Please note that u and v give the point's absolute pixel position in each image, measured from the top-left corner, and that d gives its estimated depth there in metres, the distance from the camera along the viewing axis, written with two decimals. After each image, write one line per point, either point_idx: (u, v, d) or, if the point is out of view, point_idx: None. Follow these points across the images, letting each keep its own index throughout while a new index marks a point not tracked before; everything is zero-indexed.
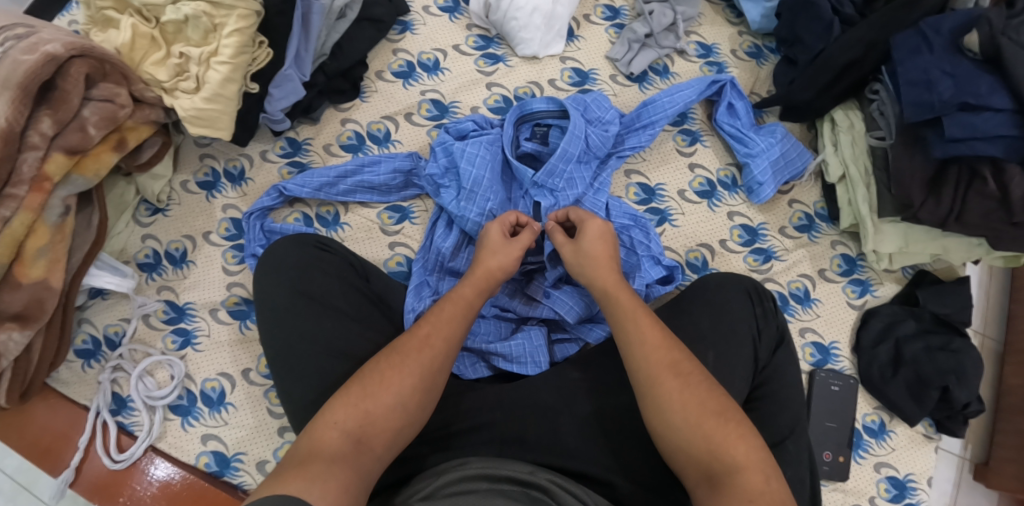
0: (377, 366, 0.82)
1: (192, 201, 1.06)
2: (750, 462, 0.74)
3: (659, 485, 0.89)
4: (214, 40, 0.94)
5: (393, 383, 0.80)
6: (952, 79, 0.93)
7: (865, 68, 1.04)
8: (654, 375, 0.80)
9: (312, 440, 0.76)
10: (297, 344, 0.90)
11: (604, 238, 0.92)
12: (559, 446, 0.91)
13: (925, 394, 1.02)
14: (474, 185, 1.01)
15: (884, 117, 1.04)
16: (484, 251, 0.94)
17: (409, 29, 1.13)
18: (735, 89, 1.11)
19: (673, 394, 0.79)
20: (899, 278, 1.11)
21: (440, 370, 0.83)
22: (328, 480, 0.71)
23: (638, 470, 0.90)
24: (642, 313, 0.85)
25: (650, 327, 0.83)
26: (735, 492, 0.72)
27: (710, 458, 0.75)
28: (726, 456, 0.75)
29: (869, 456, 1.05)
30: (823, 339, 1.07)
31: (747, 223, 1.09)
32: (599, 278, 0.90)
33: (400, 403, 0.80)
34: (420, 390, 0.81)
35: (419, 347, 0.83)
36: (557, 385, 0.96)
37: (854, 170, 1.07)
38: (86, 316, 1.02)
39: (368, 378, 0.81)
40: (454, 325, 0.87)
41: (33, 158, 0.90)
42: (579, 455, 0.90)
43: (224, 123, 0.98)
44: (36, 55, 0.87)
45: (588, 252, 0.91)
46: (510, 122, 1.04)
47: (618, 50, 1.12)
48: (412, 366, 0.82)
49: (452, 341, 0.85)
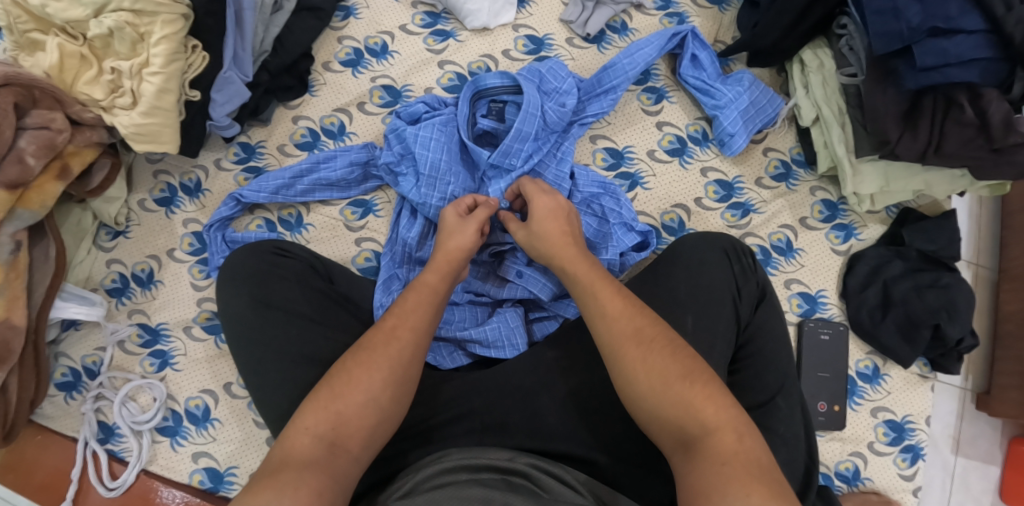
0: (348, 365, 0.80)
1: (151, 219, 1.03)
2: (722, 423, 0.72)
3: (646, 460, 0.89)
4: (143, 50, 0.91)
5: (362, 381, 0.78)
6: (920, 5, 0.88)
7: (831, 2, 0.98)
8: (619, 345, 0.78)
9: (284, 447, 0.74)
10: (264, 353, 0.89)
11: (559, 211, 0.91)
12: (541, 428, 0.90)
13: (917, 334, 1.01)
14: (429, 172, 0.99)
15: (853, 52, 0.99)
16: (443, 234, 0.93)
17: (352, 14, 1.08)
18: (697, 40, 1.05)
19: (636, 364, 0.76)
20: (883, 219, 1.07)
21: (411, 360, 0.81)
22: (299, 488, 0.69)
23: (623, 445, 0.89)
24: (602, 286, 0.83)
25: (611, 297, 0.82)
26: (707, 457, 0.70)
27: (680, 424, 0.73)
28: (696, 419, 0.72)
29: (865, 402, 1.03)
30: (810, 288, 1.05)
31: (722, 179, 1.06)
32: (557, 251, 0.89)
33: (372, 401, 0.78)
34: (391, 384, 0.79)
35: (387, 340, 0.81)
36: (536, 366, 0.94)
37: (827, 111, 1.03)
38: (61, 350, 1.00)
39: (337, 379, 0.79)
40: (420, 313, 0.85)
41: None
42: (562, 436, 0.89)
43: (167, 136, 0.94)
44: None
45: (540, 232, 0.90)
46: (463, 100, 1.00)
47: (571, 12, 1.06)
48: (381, 360, 0.80)
49: (419, 330, 0.83)
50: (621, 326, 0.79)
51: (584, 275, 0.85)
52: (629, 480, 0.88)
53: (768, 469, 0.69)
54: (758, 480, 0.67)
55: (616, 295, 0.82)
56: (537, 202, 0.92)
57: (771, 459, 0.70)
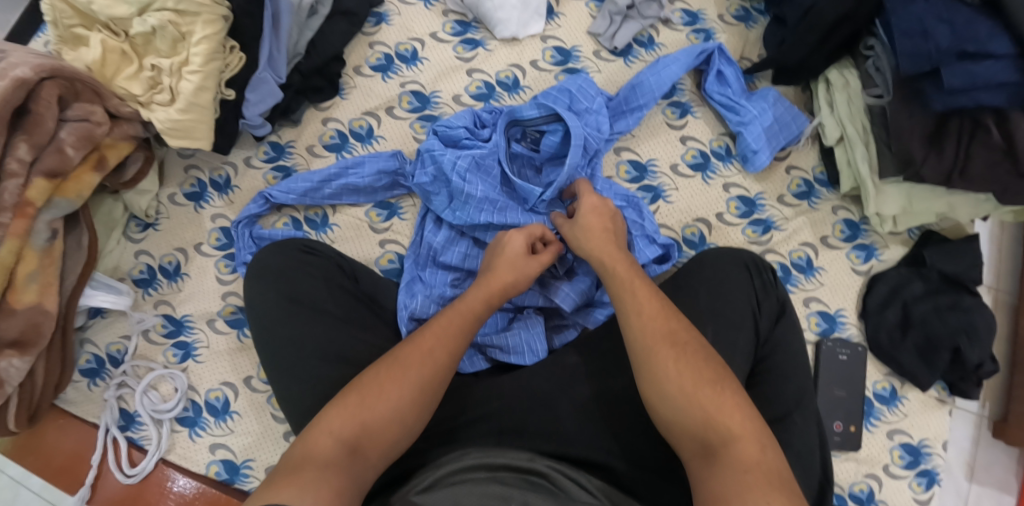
0: (380, 375, 0.80)
1: (180, 213, 1.06)
2: (745, 432, 0.71)
3: (665, 470, 0.89)
4: (184, 49, 0.94)
5: (390, 394, 0.79)
6: (949, 27, 0.88)
7: (858, 23, 0.99)
8: (648, 348, 0.77)
9: (306, 446, 0.74)
10: (292, 354, 0.90)
11: (604, 212, 0.92)
12: (559, 433, 0.90)
13: (935, 356, 1.00)
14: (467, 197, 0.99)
15: (880, 73, 1.00)
16: (501, 260, 0.91)
17: (384, 20, 1.10)
18: (724, 56, 1.07)
19: (667, 365, 0.75)
20: (905, 240, 1.07)
21: (440, 383, 0.81)
22: (320, 489, 0.69)
23: (645, 454, 0.89)
24: (639, 284, 0.82)
25: (648, 297, 0.81)
26: (728, 464, 0.69)
27: (699, 430, 0.72)
28: (720, 426, 0.71)
29: (881, 424, 1.02)
30: (829, 307, 1.04)
31: (744, 194, 1.06)
32: (596, 251, 0.88)
33: (398, 416, 0.78)
34: (418, 403, 0.79)
35: (419, 357, 0.81)
36: (556, 369, 0.95)
37: (852, 130, 1.03)
38: (86, 336, 1.02)
39: (367, 387, 0.79)
40: (457, 338, 0.84)
41: (14, 186, 0.90)
42: (581, 442, 0.89)
43: (201, 133, 0.97)
44: (5, 81, 0.87)
45: (583, 226, 0.91)
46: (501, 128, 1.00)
47: (599, 25, 1.08)
48: (413, 379, 0.80)
49: (454, 354, 0.83)
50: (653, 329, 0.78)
51: (623, 285, 0.83)
52: (648, 489, 0.87)
53: (786, 478, 0.68)
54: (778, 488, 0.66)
55: (651, 299, 0.81)
56: (585, 198, 0.93)
57: (791, 473, 0.69)
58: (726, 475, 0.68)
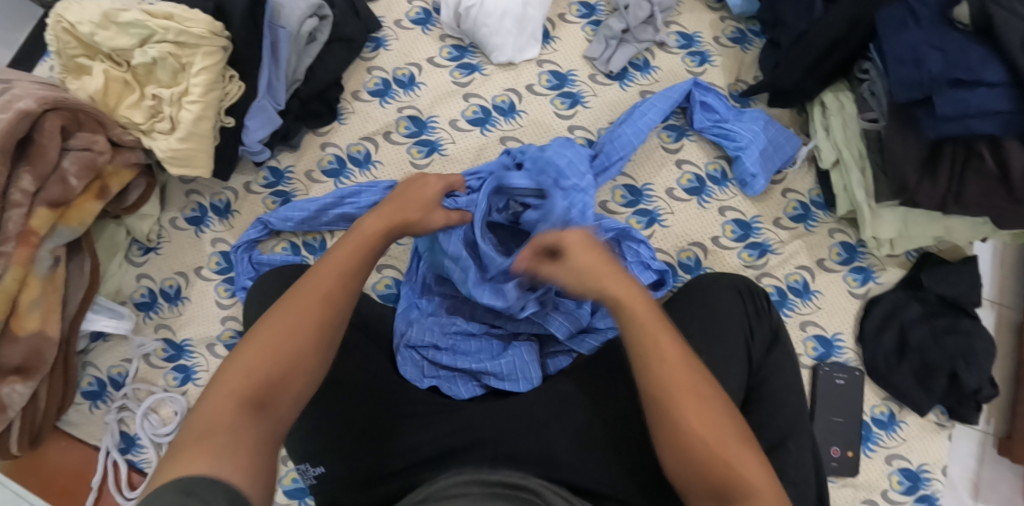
0: (276, 315, 0.72)
1: (181, 237, 1.07)
2: (763, 488, 0.68)
3: (656, 491, 0.88)
4: (184, 79, 0.96)
5: (292, 329, 0.71)
6: (942, 54, 0.88)
7: (851, 47, 0.99)
8: (671, 397, 0.70)
9: (204, 409, 0.67)
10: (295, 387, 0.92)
11: (591, 246, 0.74)
12: (552, 462, 0.89)
13: (932, 380, 1.00)
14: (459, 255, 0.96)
15: (875, 97, 1.00)
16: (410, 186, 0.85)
17: (382, 45, 1.11)
18: (702, 88, 1.07)
19: (692, 417, 0.70)
20: (903, 263, 1.06)
21: (340, 316, 0.74)
22: (229, 466, 0.64)
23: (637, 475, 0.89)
24: (656, 327, 0.72)
25: (669, 343, 0.72)
26: None
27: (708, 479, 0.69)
28: (738, 480, 0.68)
29: (879, 449, 1.02)
30: (825, 331, 1.04)
31: (740, 218, 1.06)
32: (604, 288, 0.73)
33: (300, 351, 0.71)
34: (321, 346, 0.72)
35: (306, 296, 0.72)
36: (549, 397, 0.93)
37: (847, 154, 1.03)
38: (89, 359, 1.04)
39: (265, 334, 0.71)
40: (355, 266, 0.76)
41: (17, 215, 0.91)
42: (575, 470, 0.88)
43: (201, 160, 0.98)
44: (9, 113, 0.89)
45: (579, 266, 0.74)
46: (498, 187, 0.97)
47: (595, 49, 1.09)
48: (311, 322, 0.72)
49: (353, 275, 0.75)
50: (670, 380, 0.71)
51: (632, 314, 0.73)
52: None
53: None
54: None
55: (659, 334, 0.72)
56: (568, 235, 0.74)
57: None
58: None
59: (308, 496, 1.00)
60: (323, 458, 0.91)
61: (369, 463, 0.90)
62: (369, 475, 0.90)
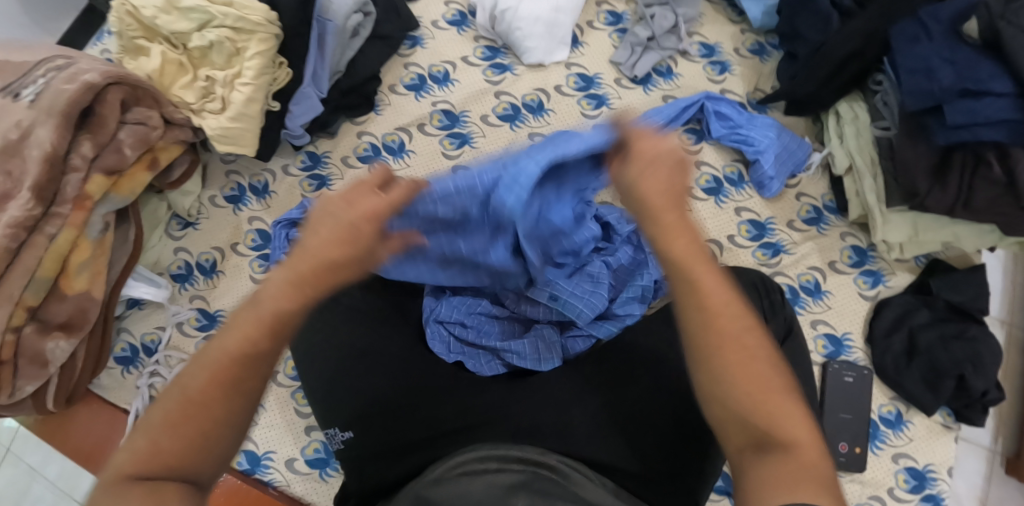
0: (189, 395, 0.64)
1: (220, 214, 1.12)
2: (804, 441, 0.65)
3: (675, 473, 0.89)
4: (237, 63, 1.02)
5: (209, 407, 0.64)
6: (952, 66, 0.94)
7: (867, 60, 1.05)
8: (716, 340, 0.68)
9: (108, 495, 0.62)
10: (334, 360, 0.96)
11: (670, 158, 0.72)
12: (571, 436, 0.91)
13: (941, 384, 1.02)
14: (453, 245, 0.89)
15: (887, 107, 1.05)
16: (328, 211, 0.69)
17: (419, 43, 1.18)
18: (712, 99, 1.12)
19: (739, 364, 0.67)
20: (912, 268, 1.10)
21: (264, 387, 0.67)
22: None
23: (655, 458, 0.90)
24: (701, 268, 0.70)
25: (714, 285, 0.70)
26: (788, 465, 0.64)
27: (744, 426, 0.67)
28: (779, 429, 0.66)
29: (887, 447, 1.04)
30: (836, 330, 1.07)
31: (755, 218, 1.10)
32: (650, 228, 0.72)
33: (208, 438, 0.65)
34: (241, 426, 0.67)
35: (207, 380, 0.65)
36: (569, 380, 0.97)
37: (860, 161, 1.08)
38: (124, 325, 1.08)
39: (175, 413, 0.64)
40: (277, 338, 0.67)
41: (75, 180, 0.95)
42: (592, 447, 0.90)
43: (247, 140, 1.04)
44: (76, 84, 0.94)
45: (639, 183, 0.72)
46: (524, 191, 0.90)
47: (621, 55, 1.15)
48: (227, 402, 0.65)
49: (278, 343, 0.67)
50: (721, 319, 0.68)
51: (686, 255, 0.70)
52: (653, 491, 0.88)
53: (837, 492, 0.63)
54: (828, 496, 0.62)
55: (715, 285, 0.69)
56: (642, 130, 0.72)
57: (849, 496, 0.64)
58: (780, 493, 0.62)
59: (330, 467, 1.03)
60: (353, 425, 0.93)
61: (396, 434, 0.92)
62: (394, 445, 0.92)
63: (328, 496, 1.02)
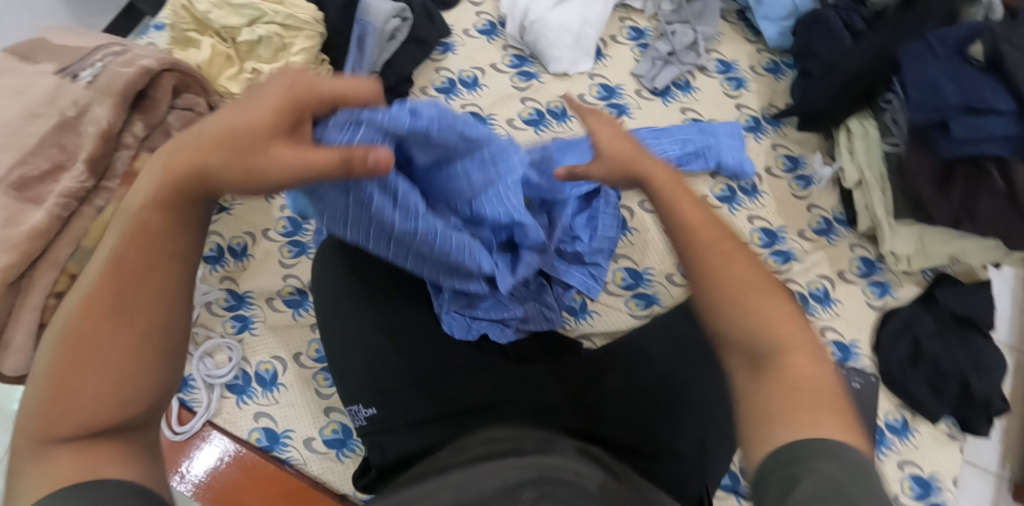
0: (69, 328, 0.64)
1: (253, 201, 1.18)
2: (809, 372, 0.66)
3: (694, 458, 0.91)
4: (283, 57, 1.09)
5: (89, 332, 0.63)
6: (956, 84, 0.98)
7: (876, 78, 1.09)
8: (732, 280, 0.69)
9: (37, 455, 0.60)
10: (356, 335, 0.97)
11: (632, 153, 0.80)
12: (590, 414, 0.94)
13: (944, 388, 1.05)
14: (353, 212, 0.82)
15: (897, 125, 1.11)
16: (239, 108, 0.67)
17: (450, 49, 1.23)
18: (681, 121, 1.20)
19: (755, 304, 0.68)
20: (919, 281, 1.13)
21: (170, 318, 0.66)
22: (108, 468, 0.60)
23: (671, 441, 0.92)
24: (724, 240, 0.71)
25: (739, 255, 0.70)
26: (779, 381, 0.65)
27: (767, 349, 0.66)
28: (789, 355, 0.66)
29: (892, 453, 1.04)
30: (843, 338, 1.09)
31: (767, 227, 1.14)
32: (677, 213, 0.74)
33: (125, 384, 0.64)
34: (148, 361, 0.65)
35: (94, 315, 0.64)
36: (584, 363, 1.00)
37: (869, 175, 1.11)
38: None
39: (81, 361, 0.63)
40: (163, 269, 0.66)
41: (125, 156, 1.02)
42: (610, 425, 0.93)
43: None
44: (134, 68, 1.01)
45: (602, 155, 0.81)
46: (431, 122, 0.78)
47: (642, 67, 1.21)
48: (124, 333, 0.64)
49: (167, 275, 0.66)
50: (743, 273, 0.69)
51: (689, 225, 0.72)
52: (670, 470, 0.90)
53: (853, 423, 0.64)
54: (841, 424, 0.63)
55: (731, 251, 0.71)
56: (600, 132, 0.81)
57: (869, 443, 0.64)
58: (788, 428, 0.63)
59: (347, 447, 1.05)
60: (374, 399, 0.95)
61: (413, 408, 0.95)
62: (413, 419, 0.94)
63: (344, 476, 1.04)
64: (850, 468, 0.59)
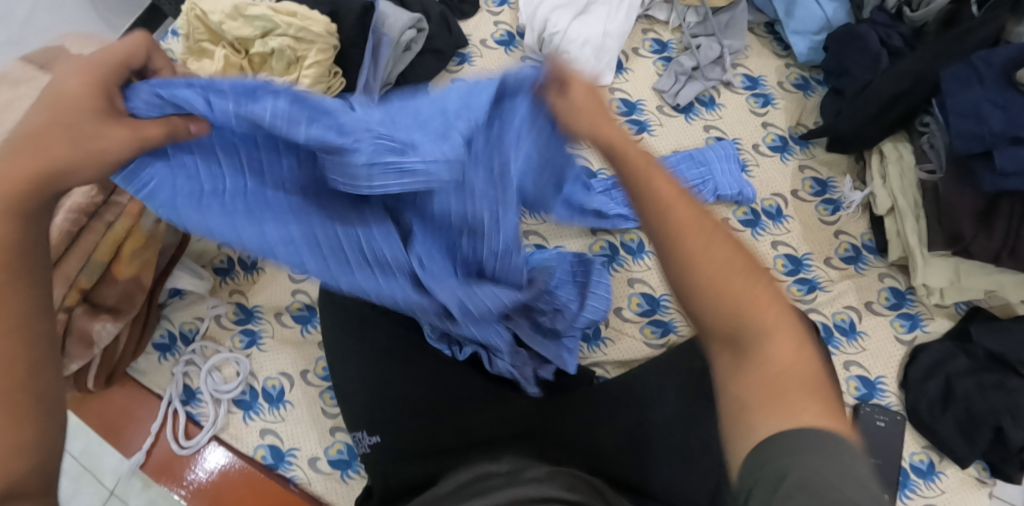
0: None
1: None
2: (797, 361, 0.69)
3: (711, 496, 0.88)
4: (295, 71, 1.05)
5: None
6: (1004, 111, 0.92)
7: (914, 100, 1.04)
8: (715, 277, 0.70)
9: None
10: (360, 360, 0.97)
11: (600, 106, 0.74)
12: (598, 450, 0.93)
13: (977, 433, 0.99)
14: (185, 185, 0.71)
15: (934, 149, 1.05)
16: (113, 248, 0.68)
17: (467, 60, 1.21)
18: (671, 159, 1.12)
19: (750, 293, 0.70)
20: (952, 314, 1.07)
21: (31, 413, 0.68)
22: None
23: (680, 483, 0.89)
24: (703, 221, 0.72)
25: (706, 234, 0.71)
26: (758, 368, 0.68)
27: (735, 325, 0.69)
28: (759, 333, 0.69)
29: (916, 497, 1.00)
30: (869, 373, 1.05)
31: (791, 253, 1.09)
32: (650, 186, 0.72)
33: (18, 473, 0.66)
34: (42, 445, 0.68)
35: None
36: (595, 395, 0.97)
37: (903, 203, 1.06)
38: (164, 312, 1.11)
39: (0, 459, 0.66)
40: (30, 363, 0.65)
41: None
42: (617, 461, 0.91)
43: None
44: None
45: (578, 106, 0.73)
46: (228, 121, 0.67)
47: (665, 82, 1.16)
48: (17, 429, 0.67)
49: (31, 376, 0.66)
50: (714, 249, 0.71)
51: (671, 223, 0.71)
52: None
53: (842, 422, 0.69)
54: (826, 412, 0.66)
55: (707, 231, 0.72)
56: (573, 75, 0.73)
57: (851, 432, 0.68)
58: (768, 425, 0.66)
59: (351, 469, 1.04)
60: (378, 428, 0.95)
61: (418, 439, 0.94)
62: (418, 449, 0.93)
63: (349, 498, 1.03)
64: (835, 457, 0.63)
